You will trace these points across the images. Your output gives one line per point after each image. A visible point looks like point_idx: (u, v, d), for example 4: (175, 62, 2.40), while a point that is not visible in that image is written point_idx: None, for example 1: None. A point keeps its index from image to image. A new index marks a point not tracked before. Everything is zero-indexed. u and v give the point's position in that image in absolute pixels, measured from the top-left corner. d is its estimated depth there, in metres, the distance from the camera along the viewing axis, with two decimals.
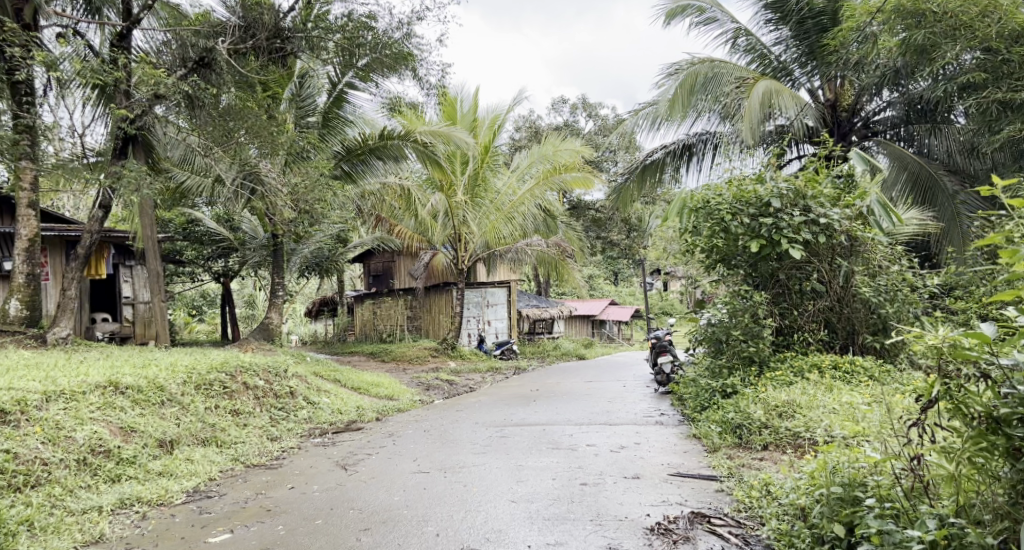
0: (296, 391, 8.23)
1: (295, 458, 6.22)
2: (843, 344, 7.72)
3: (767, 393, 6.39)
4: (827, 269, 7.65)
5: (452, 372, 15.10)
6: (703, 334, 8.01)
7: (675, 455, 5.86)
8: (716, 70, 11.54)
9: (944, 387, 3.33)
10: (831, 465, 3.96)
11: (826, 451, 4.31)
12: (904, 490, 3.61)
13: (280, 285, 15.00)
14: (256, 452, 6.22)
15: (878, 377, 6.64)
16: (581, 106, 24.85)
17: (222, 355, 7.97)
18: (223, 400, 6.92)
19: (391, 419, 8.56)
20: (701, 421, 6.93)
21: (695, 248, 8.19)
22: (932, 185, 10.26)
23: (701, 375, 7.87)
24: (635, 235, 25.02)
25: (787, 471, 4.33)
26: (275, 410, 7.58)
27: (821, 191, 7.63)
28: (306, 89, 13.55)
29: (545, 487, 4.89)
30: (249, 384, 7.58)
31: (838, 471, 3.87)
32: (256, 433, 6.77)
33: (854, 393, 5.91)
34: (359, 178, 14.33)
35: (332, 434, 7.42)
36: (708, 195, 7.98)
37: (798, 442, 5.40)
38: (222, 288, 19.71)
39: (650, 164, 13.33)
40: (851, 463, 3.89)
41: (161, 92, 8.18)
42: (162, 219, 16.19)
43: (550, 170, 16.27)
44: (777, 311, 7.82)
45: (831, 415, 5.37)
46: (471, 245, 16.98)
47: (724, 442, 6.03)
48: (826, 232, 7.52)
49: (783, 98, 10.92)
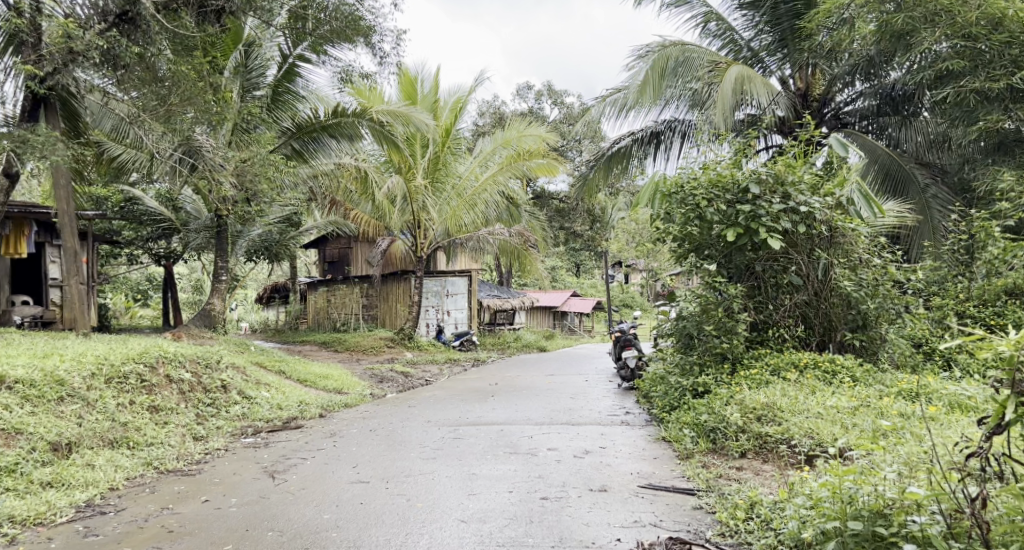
0: (229, 385, 7.48)
1: (219, 462, 5.48)
2: (820, 342, 7.26)
3: (743, 394, 5.86)
4: (806, 262, 7.18)
5: (408, 364, 14.44)
6: (674, 329, 7.49)
7: (645, 462, 5.29)
8: (688, 55, 11.03)
9: (1020, 407, 2.92)
10: (845, 494, 3.45)
11: (823, 471, 3.80)
12: (944, 525, 3.09)
13: (224, 269, 14.14)
14: (174, 456, 5.46)
15: (861, 377, 6.19)
16: (546, 93, 24.23)
17: (146, 344, 7.18)
18: (139, 396, 6.15)
19: (336, 416, 7.85)
20: (670, 422, 6.39)
21: (667, 237, 7.64)
22: (904, 179, 9.84)
23: (670, 373, 7.35)
24: (598, 226, 24.56)
25: (783, 493, 3.79)
26: (203, 406, 6.83)
27: (801, 177, 7.14)
28: (253, 60, 12.46)
29: (500, 503, 4.27)
30: (173, 377, 6.79)
31: (856, 503, 3.37)
32: (177, 433, 6.03)
33: (837, 395, 5.46)
34: (310, 157, 13.54)
35: (266, 434, 6.71)
36: (683, 181, 7.42)
37: (782, 449, 4.91)
38: (165, 272, 18.65)
39: (616, 152, 12.77)
40: (871, 492, 3.37)
41: (77, 50, 7.31)
42: (96, 196, 15.13)
43: (513, 156, 15.61)
44: (752, 305, 7.32)
45: (814, 421, 4.91)
46: (430, 232, 16.26)
47: (698, 448, 5.50)
48: (806, 221, 7.08)
49: (755, 85, 10.41)
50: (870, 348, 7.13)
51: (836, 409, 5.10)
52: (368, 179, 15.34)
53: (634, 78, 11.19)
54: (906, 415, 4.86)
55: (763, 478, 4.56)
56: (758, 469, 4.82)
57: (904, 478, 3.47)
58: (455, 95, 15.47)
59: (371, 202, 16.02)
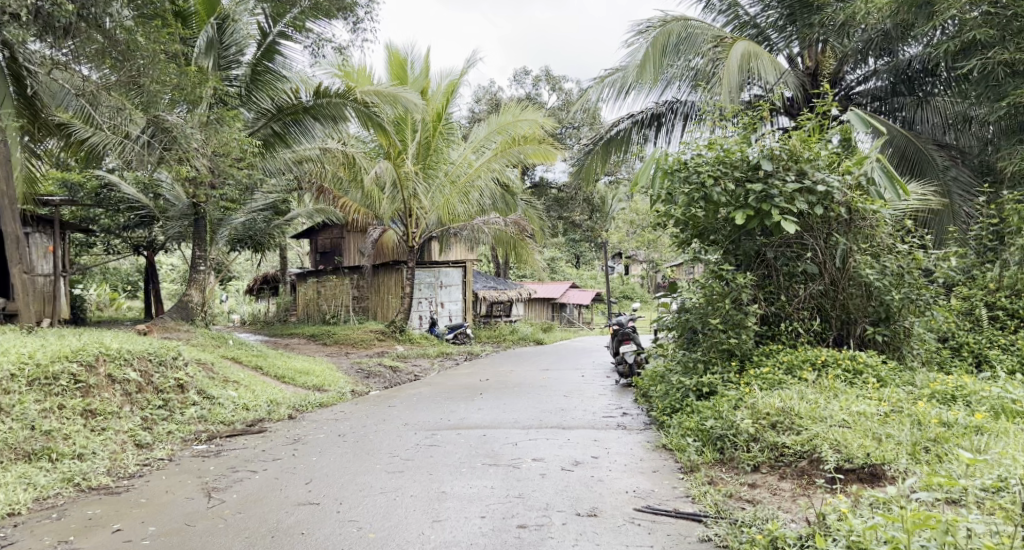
0: (187, 384, 6.78)
1: (154, 475, 4.78)
2: (837, 336, 6.55)
3: (756, 395, 5.16)
4: (822, 248, 6.47)
5: (397, 358, 13.73)
6: (674, 322, 6.78)
7: (643, 477, 4.61)
8: (691, 31, 10.24)
9: None
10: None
11: (878, 513, 3.12)
12: None
13: (203, 259, 13.43)
14: (102, 468, 4.78)
15: (888, 378, 5.50)
16: (544, 78, 23.46)
17: (90, 339, 6.48)
18: (72, 399, 5.49)
19: (307, 418, 7.16)
20: (672, 428, 5.72)
21: (668, 220, 6.88)
22: (921, 162, 9.10)
23: (672, 371, 6.65)
24: (598, 216, 23.81)
25: (820, 539, 3.13)
26: (153, 410, 6.13)
27: (818, 153, 6.42)
28: (228, 37, 11.59)
29: (467, 534, 3.63)
30: (117, 377, 6.06)
31: None
32: (116, 441, 5.37)
33: (863, 398, 4.79)
34: (292, 142, 12.62)
35: (223, 440, 6.04)
36: (687, 156, 6.66)
37: (802, 463, 4.23)
38: (147, 262, 17.96)
39: (614, 136, 11.99)
40: None
41: (8, 12, 6.59)
42: (70, 182, 14.37)
43: (508, 141, 14.79)
44: (762, 297, 6.58)
45: (841, 431, 4.21)
46: (421, 220, 15.50)
47: (704, 460, 4.80)
48: (824, 202, 6.35)
49: (762, 62, 9.64)
50: (894, 343, 6.44)
51: (864, 416, 4.41)
52: (355, 165, 14.56)
53: (634, 55, 10.43)
54: (947, 426, 4.17)
55: (783, 502, 3.91)
56: (775, 487, 4.15)
57: (980, 527, 2.80)
58: (447, 79, 14.70)
59: (360, 190, 15.29)
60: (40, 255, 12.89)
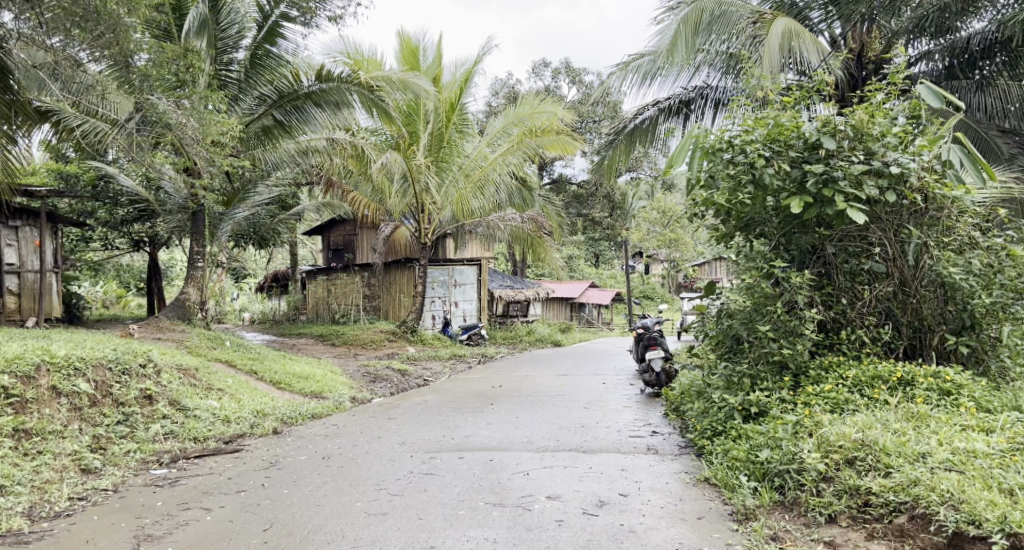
0: (156, 395, 5.91)
1: (81, 518, 3.97)
2: (908, 348, 5.53)
3: (823, 421, 4.17)
4: (892, 242, 5.48)
5: (408, 362, 12.80)
6: (715, 330, 5.87)
7: (686, 526, 3.72)
8: (725, 8, 8.90)
9: None
10: None
11: None
12: None
13: (202, 255, 12.61)
14: (22, 507, 4.00)
15: (986, 401, 4.53)
16: (563, 70, 22.48)
17: (37, 346, 5.65)
18: (2, 418, 4.71)
19: (294, 432, 6.27)
20: (718, 456, 4.75)
21: (708, 209, 5.91)
22: (983, 149, 8.14)
23: (711, 387, 5.70)
24: (618, 214, 22.72)
25: None
26: (108, 427, 5.30)
27: (889, 128, 5.39)
28: (227, 16, 10.62)
29: None
30: (65, 390, 5.24)
31: None
32: (51, 468, 4.59)
33: (968, 432, 3.82)
34: (296, 131, 11.53)
35: (189, 461, 5.21)
36: (732, 133, 5.67)
37: (901, 519, 3.36)
38: (149, 257, 17.16)
39: (638, 126, 11.03)
40: None
41: None
42: (66, 173, 13.57)
43: (524, 132, 13.79)
44: (821, 300, 5.57)
45: (954, 478, 3.33)
46: (433, 215, 14.55)
47: (761, 504, 3.87)
48: (896, 187, 5.35)
49: (804, 42, 8.45)
50: (979, 355, 5.43)
51: (977, 456, 3.49)
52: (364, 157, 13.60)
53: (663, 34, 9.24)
54: None
55: None
56: None
57: None
58: (462, 68, 13.76)
59: (369, 184, 14.40)
60: (29, 251, 12.16)
